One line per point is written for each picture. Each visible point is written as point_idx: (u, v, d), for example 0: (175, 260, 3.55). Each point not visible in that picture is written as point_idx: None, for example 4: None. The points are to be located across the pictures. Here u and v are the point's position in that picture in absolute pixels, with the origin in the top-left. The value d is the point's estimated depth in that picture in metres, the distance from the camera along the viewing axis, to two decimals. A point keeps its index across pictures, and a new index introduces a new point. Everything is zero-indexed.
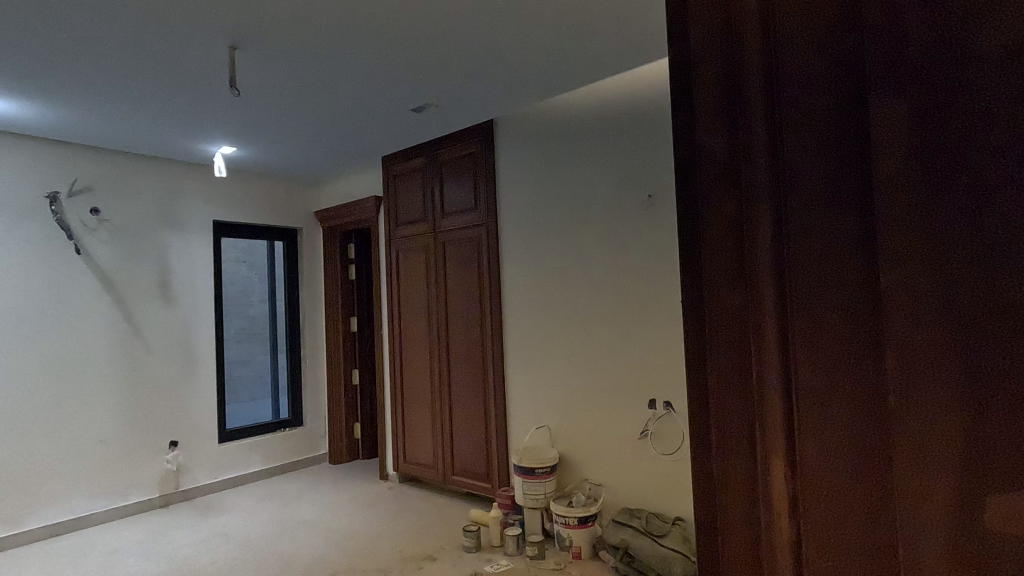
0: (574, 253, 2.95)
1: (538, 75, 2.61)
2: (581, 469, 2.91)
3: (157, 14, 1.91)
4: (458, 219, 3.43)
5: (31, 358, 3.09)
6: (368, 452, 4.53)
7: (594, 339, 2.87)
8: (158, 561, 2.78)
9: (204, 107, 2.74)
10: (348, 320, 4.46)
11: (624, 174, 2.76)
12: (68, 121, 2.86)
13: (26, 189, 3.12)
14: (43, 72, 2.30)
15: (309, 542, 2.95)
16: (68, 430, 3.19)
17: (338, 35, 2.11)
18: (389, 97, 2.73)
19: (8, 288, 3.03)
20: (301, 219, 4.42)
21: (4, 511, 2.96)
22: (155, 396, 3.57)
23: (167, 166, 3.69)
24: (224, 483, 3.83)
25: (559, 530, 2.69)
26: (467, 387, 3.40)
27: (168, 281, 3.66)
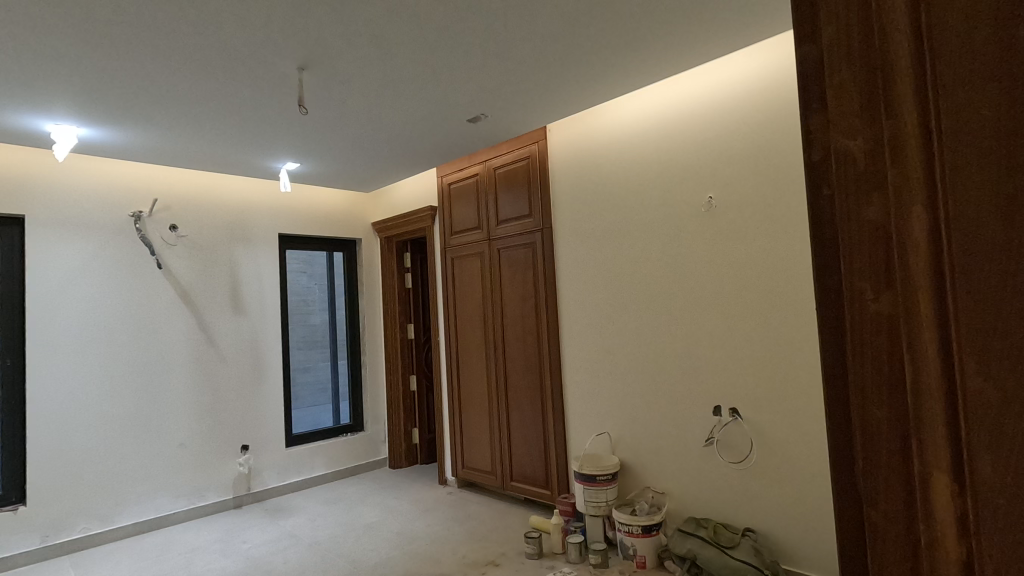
0: (632, 258, 2.91)
1: (595, 82, 2.60)
2: (643, 476, 2.86)
3: (234, 40, 2.02)
4: (513, 227, 3.46)
5: (121, 365, 3.31)
6: (425, 457, 4.61)
7: (653, 344, 2.82)
8: (235, 559, 2.91)
9: (272, 126, 2.87)
10: (405, 327, 4.57)
11: (682, 177, 2.71)
12: (152, 144, 3.07)
13: (115, 209, 3.36)
14: (132, 99, 2.48)
15: (374, 544, 3.02)
16: (153, 433, 3.41)
17: (400, 51, 2.17)
18: (445, 108, 2.79)
19: (101, 300, 3.27)
20: (359, 230, 4.57)
21: (100, 508, 3.18)
22: (228, 402, 3.75)
23: (236, 184, 3.89)
24: (291, 486, 3.98)
25: (623, 539, 2.64)
26: (523, 394, 3.41)
27: (239, 293, 3.85)
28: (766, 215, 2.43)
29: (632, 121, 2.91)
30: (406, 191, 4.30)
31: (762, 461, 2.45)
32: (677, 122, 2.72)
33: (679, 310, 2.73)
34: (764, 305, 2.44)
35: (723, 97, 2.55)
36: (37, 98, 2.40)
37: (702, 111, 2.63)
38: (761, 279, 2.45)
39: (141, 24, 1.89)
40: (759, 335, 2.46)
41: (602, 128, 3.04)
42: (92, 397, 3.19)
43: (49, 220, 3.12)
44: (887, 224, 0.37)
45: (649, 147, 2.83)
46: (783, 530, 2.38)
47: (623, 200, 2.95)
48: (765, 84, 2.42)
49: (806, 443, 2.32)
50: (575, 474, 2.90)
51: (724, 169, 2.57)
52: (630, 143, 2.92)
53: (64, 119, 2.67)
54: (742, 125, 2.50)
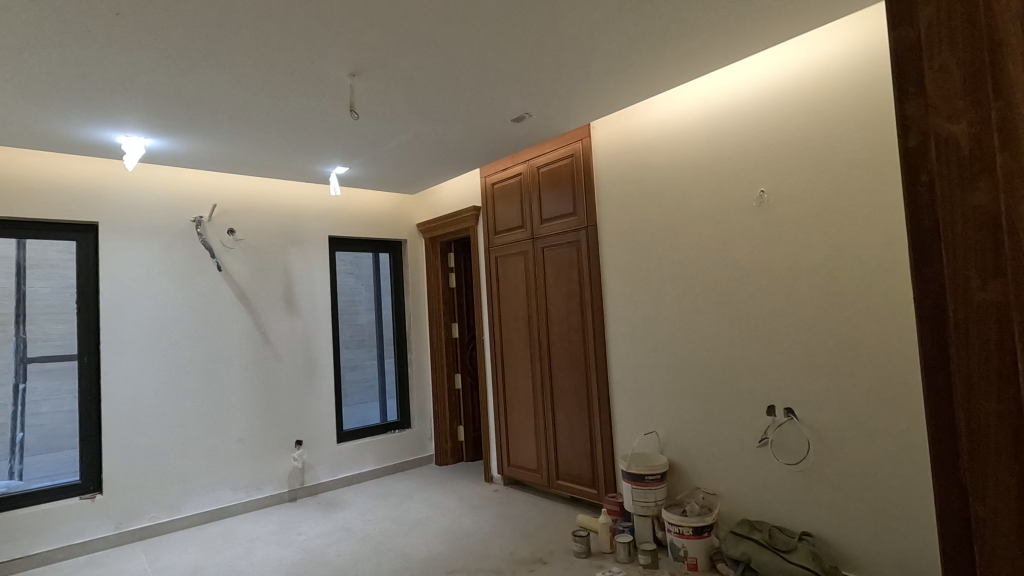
0: (681, 256, 2.86)
1: (641, 78, 2.58)
2: (693, 477, 2.81)
3: (289, 50, 2.10)
4: (557, 225, 3.46)
5: (185, 362, 3.49)
6: (471, 455, 4.67)
7: (703, 343, 2.77)
8: (292, 550, 3.02)
9: (323, 132, 2.96)
10: (450, 326, 4.64)
11: (732, 171, 2.65)
12: (212, 152, 3.22)
13: (178, 215, 3.55)
14: (194, 110, 2.61)
15: (422, 539, 3.08)
16: (214, 427, 3.57)
17: (447, 55, 2.21)
18: (490, 109, 2.81)
19: (166, 301, 3.45)
20: (404, 232, 4.66)
21: (167, 498, 3.36)
22: (283, 398, 3.89)
23: (289, 189, 4.04)
24: (342, 481, 4.10)
25: (673, 540, 2.59)
26: (570, 393, 3.40)
27: (292, 293, 4.00)
28: (824, 208, 2.34)
29: (680, 116, 2.85)
30: (451, 192, 4.36)
31: (821, 464, 2.36)
32: (725, 114, 2.66)
33: (730, 308, 2.66)
34: (822, 302, 2.36)
35: (775, 88, 2.49)
36: (109, 111, 2.56)
37: (753, 102, 2.56)
38: (818, 275, 2.37)
39: (204, 38, 1.99)
40: (816, 333, 2.38)
41: (648, 124, 3.00)
42: (159, 393, 3.38)
43: (120, 226, 3.32)
44: (996, 209, 0.36)
45: (698, 141, 2.78)
46: (843, 535, 2.30)
47: (670, 197, 2.91)
48: (820, 73, 2.34)
49: (868, 446, 2.23)
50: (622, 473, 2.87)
51: (777, 161, 2.49)
52: (678, 138, 2.87)
53: (134, 131, 2.84)
54: (796, 116, 2.42)
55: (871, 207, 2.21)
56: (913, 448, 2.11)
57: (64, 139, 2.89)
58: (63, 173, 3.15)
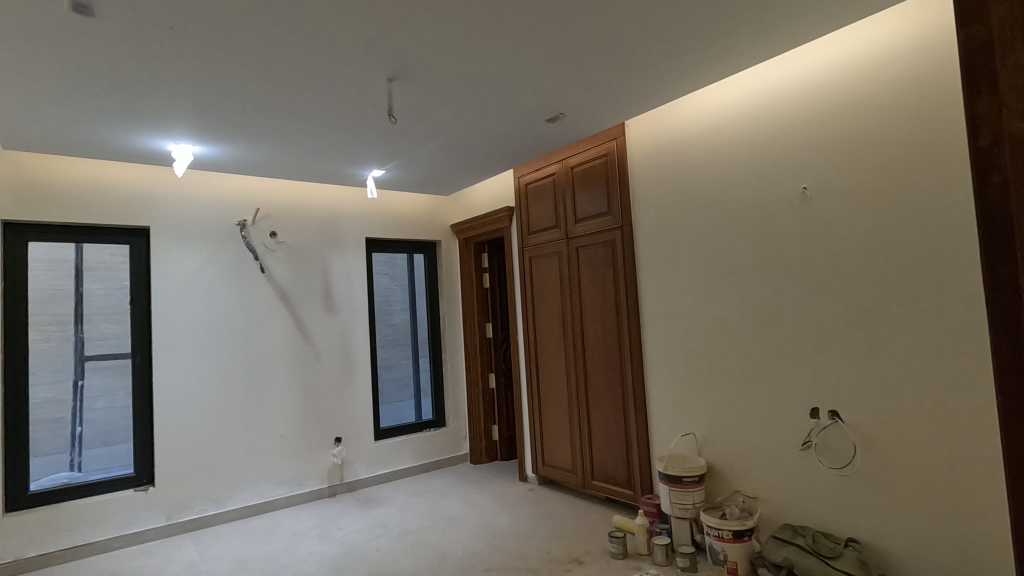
0: (719, 255, 2.82)
1: (679, 77, 2.55)
2: (733, 479, 2.76)
3: (329, 58, 2.16)
4: (592, 225, 3.45)
5: (231, 361, 3.62)
6: (505, 454, 4.70)
7: (743, 344, 2.72)
8: (333, 544, 3.10)
9: (361, 136, 3.03)
10: (484, 326, 4.67)
11: (773, 167, 2.59)
12: (254, 158, 3.33)
13: (224, 219, 3.68)
14: (238, 117, 2.70)
15: (459, 536, 3.11)
16: (258, 423, 3.69)
17: (483, 58, 2.23)
18: (525, 111, 2.82)
19: (213, 301, 3.58)
20: (438, 232, 4.72)
21: (214, 492, 3.49)
22: (323, 396, 3.99)
23: (327, 192, 4.14)
24: (379, 478, 4.18)
25: (712, 543, 2.54)
26: (605, 393, 3.38)
27: (332, 293, 4.10)
28: (871, 204, 2.27)
29: (718, 112, 2.81)
30: (484, 192, 4.40)
31: (869, 468, 2.29)
32: (766, 110, 2.61)
33: (770, 307, 2.61)
34: (869, 301, 2.28)
35: (818, 82, 2.42)
36: (161, 120, 2.68)
37: (796, 96, 2.50)
38: (864, 273, 2.29)
39: (249, 49, 2.06)
40: (863, 334, 2.30)
41: (685, 120, 2.96)
42: (207, 391, 3.51)
43: (170, 230, 3.47)
44: None
45: (737, 137, 2.73)
46: (893, 542, 2.22)
47: (707, 194, 2.87)
48: (866, 65, 2.27)
49: (920, 451, 2.15)
50: (659, 475, 2.84)
51: (821, 157, 2.43)
52: (716, 134, 2.82)
53: (183, 139, 2.96)
54: (841, 110, 2.35)
55: (923, 204, 2.13)
56: (969, 453, 2.03)
57: (118, 147, 3.03)
58: (118, 180, 3.31)
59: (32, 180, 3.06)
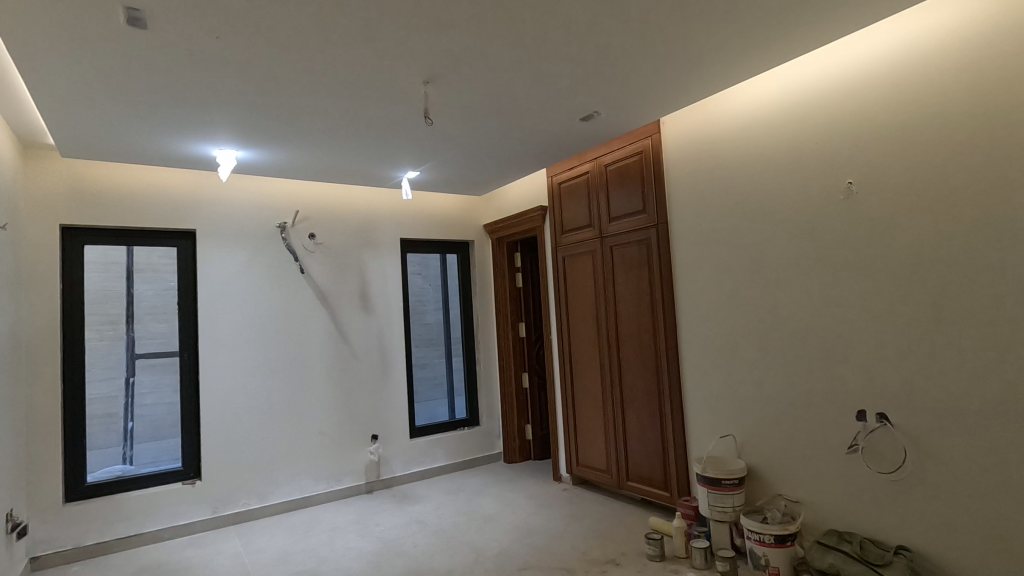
0: (759, 253, 2.75)
1: (717, 73, 2.50)
2: (775, 483, 2.70)
3: (368, 63, 2.19)
4: (626, 224, 3.42)
5: (272, 359, 3.73)
6: (539, 454, 4.71)
7: (785, 345, 2.65)
8: (371, 540, 3.15)
9: (397, 138, 3.07)
10: (517, 325, 4.68)
11: (816, 162, 2.52)
12: (294, 162, 3.42)
13: (265, 222, 3.79)
14: (279, 123, 2.77)
15: (494, 535, 3.13)
16: (299, 420, 3.79)
17: (519, 59, 2.23)
18: (559, 110, 2.82)
19: (255, 301, 3.69)
20: (471, 232, 4.75)
21: (257, 486, 3.60)
22: (360, 393, 4.08)
23: (363, 194, 4.21)
24: (415, 475, 4.24)
25: (753, 548, 2.48)
26: (640, 393, 3.35)
27: (368, 293, 4.17)
28: (921, 199, 2.18)
29: (758, 107, 2.75)
30: (518, 192, 4.41)
31: (920, 474, 2.20)
32: (808, 105, 2.54)
33: (813, 307, 2.53)
34: (920, 301, 2.19)
35: (864, 74, 2.35)
36: (207, 127, 2.77)
37: (841, 88, 2.43)
38: (915, 272, 2.20)
39: (293, 56, 2.12)
40: (914, 335, 2.22)
41: (723, 116, 2.91)
42: (250, 388, 3.63)
43: (214, 233, 3.59)
44: None
45: (778, 132, 2.66)
46: (947, 551, 2.13)
47: (746, 191, 2.81)
48: (915, 56, 2.19)
49: (976, 457, 2.05)
50: (698, 477, 2.80)
51: (867, 151, 2.35)
52: (755, 130, 2.76)
53: (227, 144, 3.05)
54: (889, 102, 2.28)
55: (979, 199, 2.03)
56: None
57: (166, 154, 3.15)
58: (165, 185, 3.44)
59: (88, 186, 3.21)
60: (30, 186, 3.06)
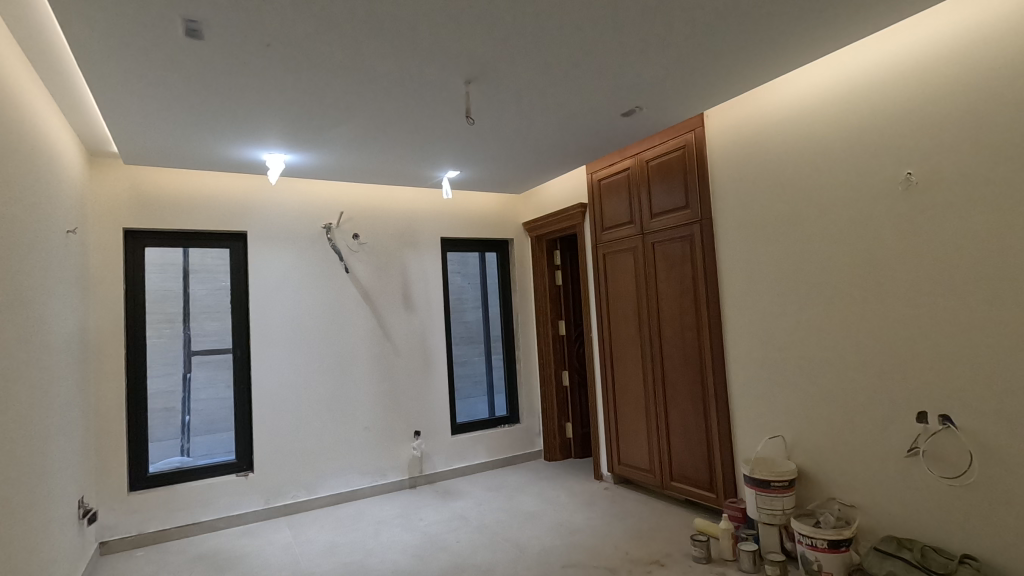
0: (810, 248, 2.66)
1: (764, 64, 2.43)
2: (828, 485, 2.60)
3: (411, 64, 2.23)
4: (668, 220, 3.37)
5: (319, 356, 3.84)
6: (579, 452, 4.69)
7: (837, 344, 2.55)
8: (415, 534, 3.21)
9: (438, 138, 3.11)
10: (556, 323, 4.68)
11: (871, 153, 2.41)
12: (339, 164, 3.50)
13: (312, 223, 3.90)
14: (326, 126, 2.85)
15: (536, 532, 3.13)
16: (345, 416, 3.90)
17: (560, 56, 2.22)
18: (600, 106, 2.79)
19: (303, 299, 3.81)
20: (510, 231, 4.77)
21: (305, 479, 3.72)
22: (402, 390, 4.15)
23: (404, 194, 4.29)
24: (457, 472, 4.29)
25: (805, 553, 2.40)
26: (684, 392, 3.29)
27: (410, 292, 4.25)
28: (987, 189, 2.06)
29: (807, 97, 2.66)
30: (557, 190, 4.39)
31: (987, 480, 2.08)
32: (861, 94, 2.44)
33: (868, 304, 2.43)
34: (987, 296, 2.07)
35: (922, 59, 2.24)
36: (257, 132, 2.87)
37: (898, 74, 2.32)
38: (981, 265, 2.08)
39: (339, 60, 2.17)
40: (980, 333, 2.10)
41: (770, 108, 2.83)
42: (299, 384, 3.75)
43: (264, 234, 3.72)
44: None
45: (828, 122, 2.57)
46: (1017, 562, 2.01)
47: (795, 184, 2.72)
48: (978, 37, 2.07)
49: None
50: (745, 478, 2.73)
51: (927, 140, 2.23)
52: (804, 121, 2.68)
53: (276, 149, 3.16)
54: (951, 87, 2.16)
55: None
56: None
57: (220, 159, 3.29)
58: (218, 189, 3.59)
59: (147, 191, 3.38)
60: (96, 192, 3.24)
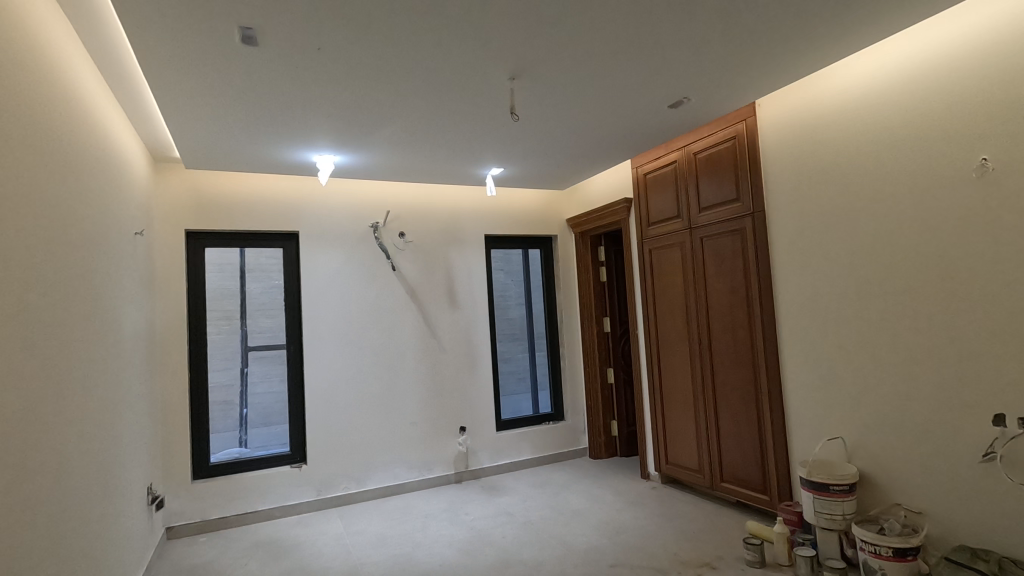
0: (872, 241, 2.52)
1: (822, 49, 2.32)
2: (893, 490, 2.47)
3: (457, 63, 2.24)
4: (718, 213, 3.27)
5: (368, 352, 3.93)
6: (625, 451, 4.63)
7: (904, 341, 2.41)
8: (462, 528, 3.25)
9: (483, 135, 3.13)
10: (601, 320, 4.64)
11: (942, 138, 2.26)
12: (385, 163, 3.57)
13: (360, 222, 3.99)
14: (374, 127, 2.90)
15: (582, 530, 3.11)
16: (393, 410, 3.98)
17: (606, 48, 2.18)
18: (647, 99, 2.73)
19: (352, 297, 3.91)
20: (554, 227, 4.75)
21: (356, 472, 3.83)
22: (448, 386, 4.21)
23: (449, 193, 4.33)
24: (502, 468, 4.32)
25: (868, 560, 2.29)
26: (735, 390, 3.19)
27: (454, 289, 4.30)
28: None
29: (866, 82, 2.53)
30: (601, 185, 4.34)
31: None
32: (930, 75, 2.30)
33: (939, 298, 2.29)
34: None
35: (999, 35, 2.08)
36: (308, 134, 2.96)
37: (971, 53, 2.16)
38: None
39: (386, 61, 2.20)
40: None
41: (827, 94, 2.71)
42: (349, 378, 3.85)
43: (315, 233, 3.83)
44: None
45: (892, 108, 2.44)
46: None
47: (853, 174, 2.60)
48: None
49: None
50: (802, 481, 2.63)
51: (1005, 122, 2.07)
52: (865, 108, 2.55)
53: (326, 150, 3.24)
54: None
55: None
56: None
57: (273, 161, 3.41)
58: (272, 191, 3.73)
59: (206, 194, 3.54)
60: (161, 196, 3.42)
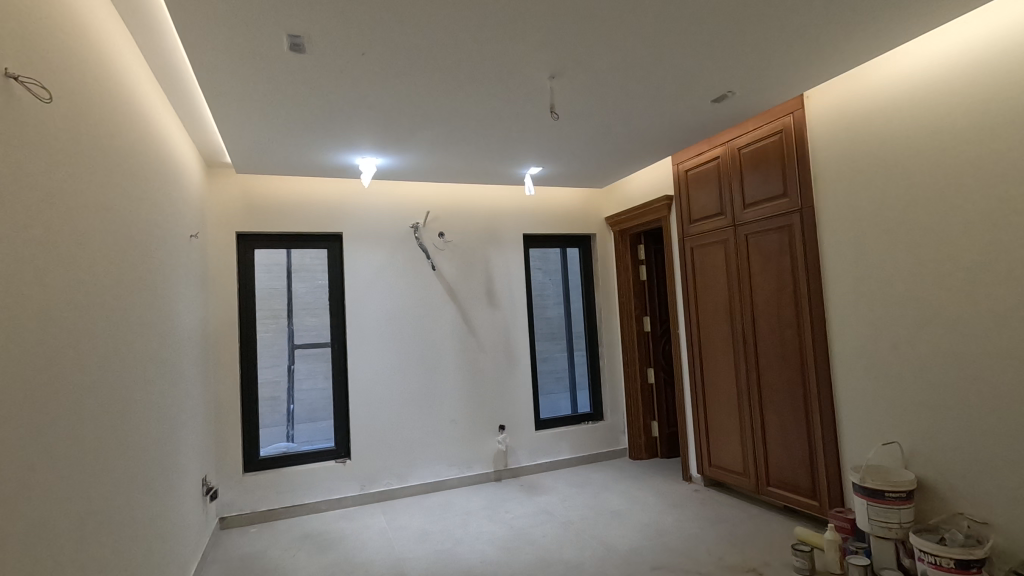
0: (931, 236, 2.40)
1: (876, 36, 2.22)
2: (954, 499, 2.35)
3: (496, 63, 2.25)
4: (764, 210, 3.18)
5: (409, 350, 4.00)
6: (666, 452, 4.56)
7: (966, 343, 2.28)
8: (501, 526, 3.27)
9: (522, 135, 3.13)
10: (641, 319, 4.58)
11: (1009, 127, 2.13)
12: (425, 164, 3.62)
13: (401, 223, 4.06)
14: (415, 129, 2.95)
15: (623, 531, 3.08)
16: (433, 407, 4.04)
17: (647, 43, 2.14)
18: (689, 94, 2.68)
19: (393, 296, 3.98)
20: (593, 226, 4.71)
21: (398, 468, 3.90)
22: (487, 385, 4.24)
23: (487, 193, 4.36)
24: (541, 467, 4.32)
25: (927, 571, 2.19)
26: (782, 392, 3.10)
27: (493, 288, 4.32)
28: None
29: (925, 70, 2.41)
30: (641, 182, 4.28)
31: None
32: (995, 61, 2.16)
33: (1005, 297, 2.15)
34: None
35: None
36: (351, 137, 3.03)
37: None
38: None
39: (427, 64, 2.23)
40: None
41: (880, 84, 2.59)
42: (391, 376, 3.92)
43: (357, 234, 3.92)
44: None
45: (952, 97, 2.31)
46: None
47: (910, 167, 2.48)
48: None
49: None
50: (855, 487, 2.54)
51: None
52: (923, 97, 2.43)
53: (367, 152, 3.30)
54: None
55: None
56: None
57: (317, 165, 3.50)
58: (316, 193, 3.83)
59: (256, 198, 3.67)
60: (213, 200, 3.57)
